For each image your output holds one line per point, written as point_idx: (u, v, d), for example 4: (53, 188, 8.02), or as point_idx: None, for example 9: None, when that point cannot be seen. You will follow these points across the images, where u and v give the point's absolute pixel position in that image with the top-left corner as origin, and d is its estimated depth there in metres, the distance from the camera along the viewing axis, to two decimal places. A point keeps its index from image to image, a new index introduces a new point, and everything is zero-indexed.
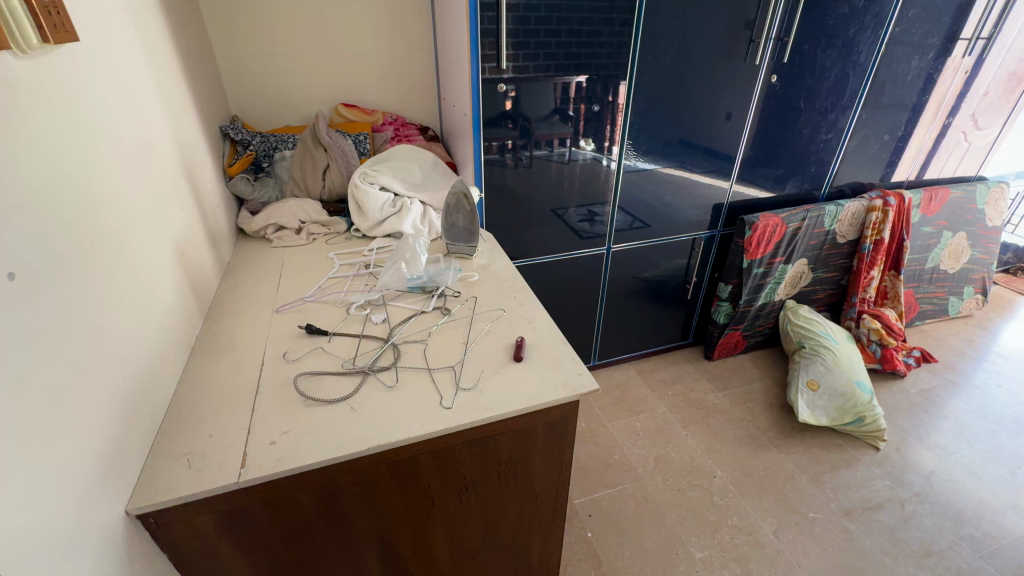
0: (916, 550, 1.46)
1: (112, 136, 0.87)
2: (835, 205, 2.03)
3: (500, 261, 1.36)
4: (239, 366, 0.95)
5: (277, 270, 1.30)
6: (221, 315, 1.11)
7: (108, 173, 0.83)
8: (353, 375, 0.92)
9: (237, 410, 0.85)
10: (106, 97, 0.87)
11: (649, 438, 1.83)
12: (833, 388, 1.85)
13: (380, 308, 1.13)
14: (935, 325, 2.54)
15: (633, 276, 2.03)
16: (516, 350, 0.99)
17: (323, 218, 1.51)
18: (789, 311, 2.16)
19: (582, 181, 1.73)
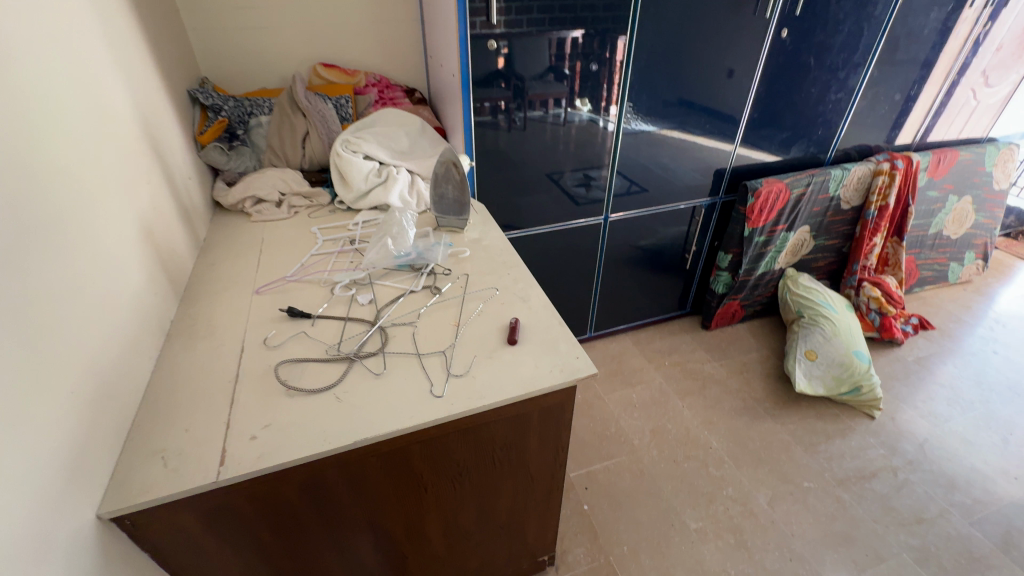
0: (907, 518, 1.48)
1: (60, 104, 0.78)
2: (841, 169, 1.95)
3: (493, 235, 1.29)
4: (217, 353, 0.90)
5: (257, 248, 1.23)
6: (198, 297, 1.05)
7: (60, 146, 0.75)
8: (338, 362, 0.87)
9: (215, 402, 0.80)
10: (49, 59, 0.77)
11: (645, 410, 1.83)
12: (831, 358, 1.83)
13: (366, 288, 1.07)
14: (934, 291, 2.52)
15: (630, 245, 1.97)
16: (511, 332, 0.94)
17: (305, 189, 1.42)
18: (789, 279, 2.12)
19: (578, 144, 1.64)
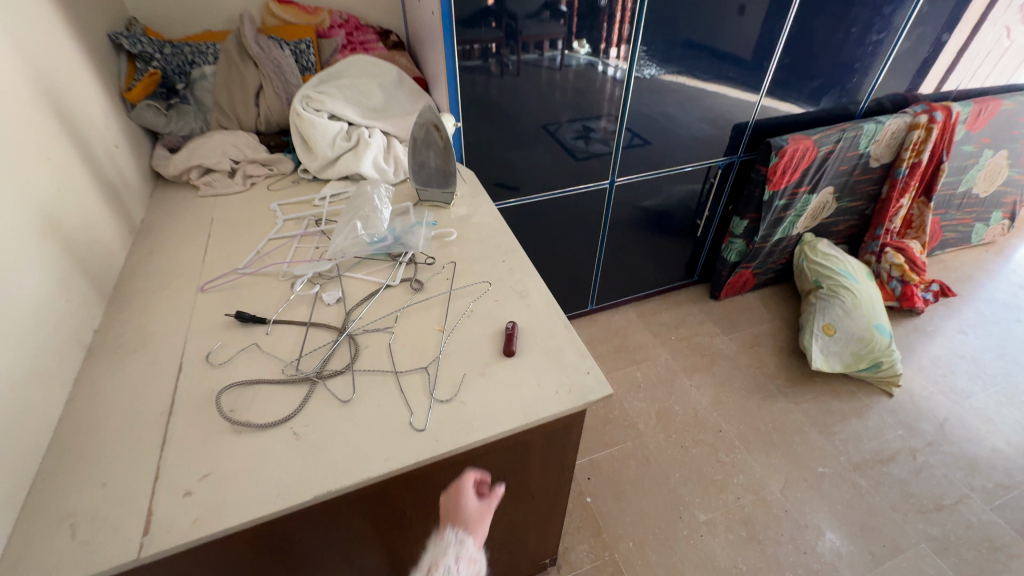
0: (926, 505, 1.40)
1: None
2: (874, 122, 1.73)
3: (483, 210, 1.10)
4: (149, 373, 0.74)
5: (204, 230, 1.04)
6: (129, 296, 0.87)
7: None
8: (297, 384, 0.72)
9: (143, 443, 0.65)
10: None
11: (651, 390, 1.71)
12: (851, 333, 1.71)
13: (334, 283, 0.90)
14: (954, 254, 2.37)
15: (633, 206, 1.76)
16: (507, 341, 0.78)
17: (263, 155, 1.20)
18: (806, 246, 1.96)
19: (575, 91, 1.40)
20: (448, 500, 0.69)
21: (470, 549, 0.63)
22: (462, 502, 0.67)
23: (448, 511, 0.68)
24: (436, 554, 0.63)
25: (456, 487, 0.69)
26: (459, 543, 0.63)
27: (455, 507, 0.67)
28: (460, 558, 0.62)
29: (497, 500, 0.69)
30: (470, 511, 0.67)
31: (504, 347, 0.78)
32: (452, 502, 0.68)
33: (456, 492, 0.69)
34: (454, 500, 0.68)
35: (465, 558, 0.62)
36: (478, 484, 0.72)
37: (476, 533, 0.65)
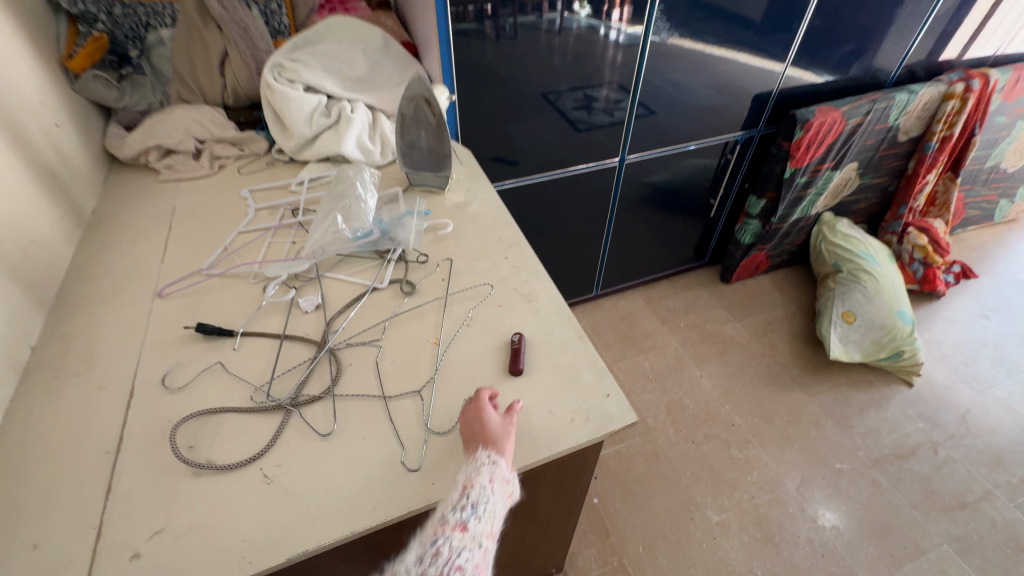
0: (949, 503, 1.34)
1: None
2: (907, 92, 1.59)
3: (482, 197, 0.98)
4: (94, 402, 0.63)
5: (165, 222, 0.91)
6: (76, 303, 0.76)
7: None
8: (269, 414, 0.61)
9: (83, 492, 0.54)
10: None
11: (660, 382, 1.63)
12: (872, 321, 1.61)
13: (312, 286, 0.78)
14: (976, 232, 2.26)
15: (636, 180, 1.61)
16: (512, 358, 0.67)
17: (231, 134, 1.06)
18: (825, 226, 1.84)
19: (576, 57, 1.25)
20: (468, 414, 0.59)
21: (504, 470, 0.53)
22: (486, 418, 0.57)
23: (468, 424, 0.58)
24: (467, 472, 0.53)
25: (475, 400, 0.59)
26: (493, 463, 0.53)
27: (477, 421, 0.57)
28: (494, 478, 0.52)
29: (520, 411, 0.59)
30: (495, 426, 0.57)
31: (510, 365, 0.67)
32: (472, 416, 0.58)
33: (476, 406, 0.59)
34: (474, 415, 0.58)
35: (499, 479, 0.53)
36: (494, 396, 0.62)
37: (508, 450, 0.56)
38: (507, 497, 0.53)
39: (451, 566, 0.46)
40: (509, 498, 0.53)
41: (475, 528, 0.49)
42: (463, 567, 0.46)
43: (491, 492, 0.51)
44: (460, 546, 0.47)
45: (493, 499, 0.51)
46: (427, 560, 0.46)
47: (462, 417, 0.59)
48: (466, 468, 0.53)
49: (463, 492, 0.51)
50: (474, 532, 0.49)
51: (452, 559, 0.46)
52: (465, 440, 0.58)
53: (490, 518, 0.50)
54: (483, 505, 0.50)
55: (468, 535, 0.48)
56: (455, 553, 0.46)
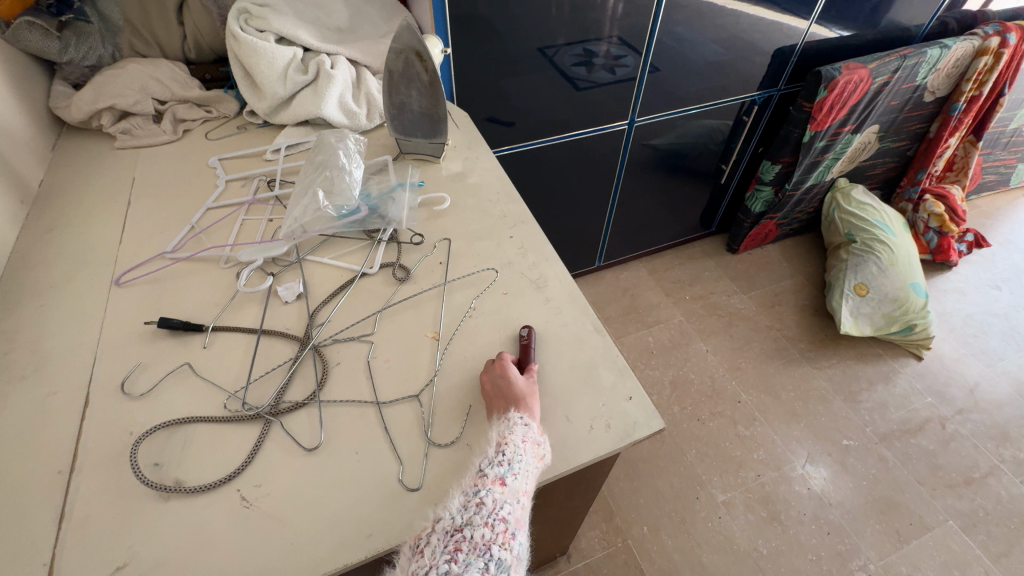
0: (955, 478, 1.32)
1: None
2: (940, 46, 1.46)
3: (482, 166, 0.87)
4: (42, 411, 0.55)
5: (123, 196, 0.80)
6: (20, 293, 0.66)
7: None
8: (244, 424, 0.54)
9: (30, 522, 0.47)
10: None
11: (664, 357, 1.57)
12: (885, 293, 1.55)
13: (292, 272, 0.69)
14: (989, 197, 2.18)
15: (642, 144, 1.50)
16: (521, 355, 0.59)
17: (196, 94, 0.94)
18: (839, 193, 1.76)
19: (577, 5, 1.11)
20: (488, 373, 0.56)
21: (537, 431, 0.51)
22: (512, 377, 0.54)
23: (490, 383, 0.55)
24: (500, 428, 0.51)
25: (496, 361, 0.56)
26: (525, 424, 0.51)
27: (502, 379, 0.54)
28: (528, 437, 0.50)
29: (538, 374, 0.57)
30: (522, 385, 0.54)
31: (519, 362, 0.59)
32: (496, 375, 0.55)
33: (498, 366, 0.56)
34: (496, 373, 0.55)
35: (532, 439, 0.50)
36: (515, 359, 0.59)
37: (537, 409, 0.53)
38: (541, 457, 0.50)
39: (494, 518, 0.45)
40: (544, 460, 0.50)
41: (514, 484, 0.47)
42: (507, 518, 0.46)
43: (526, 451, 0.49)
44: (502, 498, 0.46)
45: (529, 456, 0.49)
46: (470, 508, 0.46)
47: (482, 377, 0.56)
48: (496, 425, 0.51)
49: (499, 445, 0.49)
50: (513, 487, 0.47)
51: (496, 511, 0.45)
52: (488, 401, 0.55)
53: (527, 475, 0.48)
54: (519, 462, 0.48)
55: (508, 488, 0.47)
56: (498, 504, 0.46)
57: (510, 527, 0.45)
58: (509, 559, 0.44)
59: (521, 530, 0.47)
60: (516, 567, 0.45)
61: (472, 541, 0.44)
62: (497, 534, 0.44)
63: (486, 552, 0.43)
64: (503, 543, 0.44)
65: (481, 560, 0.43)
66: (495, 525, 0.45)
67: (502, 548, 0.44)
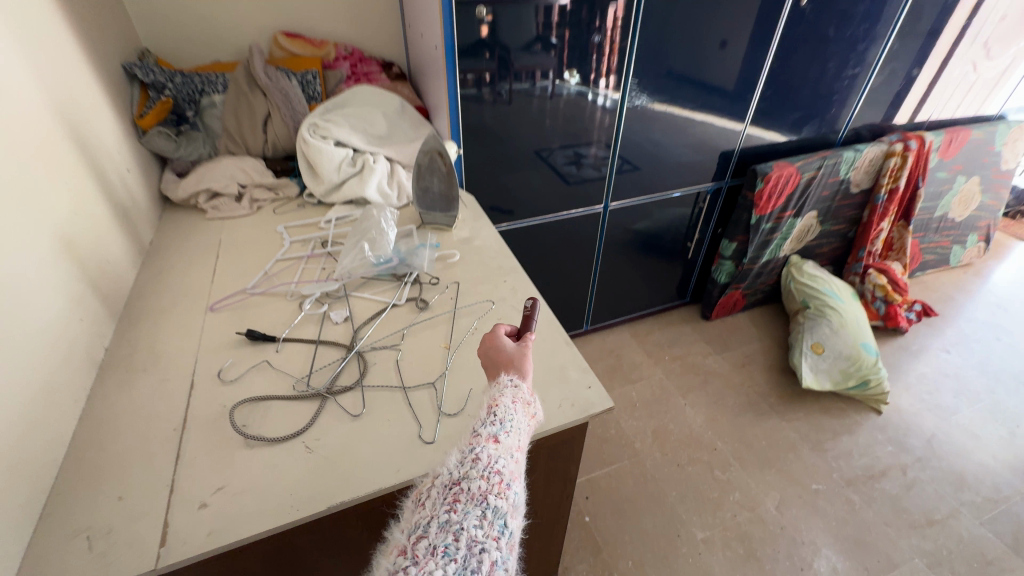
0: (918, 520, 1.43)
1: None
2: (853, 149, 1.83)
3: (485, 233, 1.14)
4: (162, 391, 0.75)
5: (212, 252, 1.06)
6: (139, 315, 0.89)
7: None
8: (308, 401, 0.74)
9: (155, 460, 0.66)
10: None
11: (646, 409, 1.74)
12: (838, 351, 1.76)
13: (341, 303, 0.93)
14: (935, 274, 2.46)
15: (624, 229, 1.82)
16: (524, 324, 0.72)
17: (270, 181, 1.24)
18: (793, 267, 2.03)
19: (567, 120, 1.47)
20: (483, 346, 0.71)
21: (525, 392, 0.63)
22: (500, 346, 0.68)
23: (485, 354, 0.70)
24: (492, 398, 0.62)
25: (487, 334, 0.71)
26: (515, 384, 0.64)
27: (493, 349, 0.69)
28: (517, 397, 0.62)
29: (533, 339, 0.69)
30: (511, 350, 0.67)
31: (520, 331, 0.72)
32: (489, 347, 0.69)
33: (489, 338, 0.71)
34: (487, 345, 0.70)
35: (522, 398, 0.63)
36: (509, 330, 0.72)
37: (527, 369, 0.64)
38: (532, 416, 0.61)
39: (489, 471, 0.52)
40: (534, 419, 0.61)
41: (505, 441, 0.56)
42: (500, 471, 0.53)
43: (514, 411, 0.59)
44: (495, 453, 0.54)
45: (518, 416, 0.60)
46: (467, 464, 0.53)
47: (478, 350, 0.71)
48: (490, 389, 0.64)
49: (491, 412, 0.59)
50: (505, 444, 0.56)
51: (490, 464, 0.53)
52: (488, 369, 0.70)
53: (517, 433, 0.57)
54: (509, 421, 0.58)
55: (500, 445, 0.56)
56: (492, 458, 0.54)
57: (504, 479, 0.52)
58: (504, 506, 0.50)
59: (516, 482, 0.54)
60: (513, 514, 0.51)
61: (469, 493, 0.50)
62: (492, 485, 0.51)
63: (483, 501, 0.50)
64: (498, 492, 0.51)
65: (478, 508, 0.49)
66: (490, 477, 0.52)
67: (496, 497, 0.51)
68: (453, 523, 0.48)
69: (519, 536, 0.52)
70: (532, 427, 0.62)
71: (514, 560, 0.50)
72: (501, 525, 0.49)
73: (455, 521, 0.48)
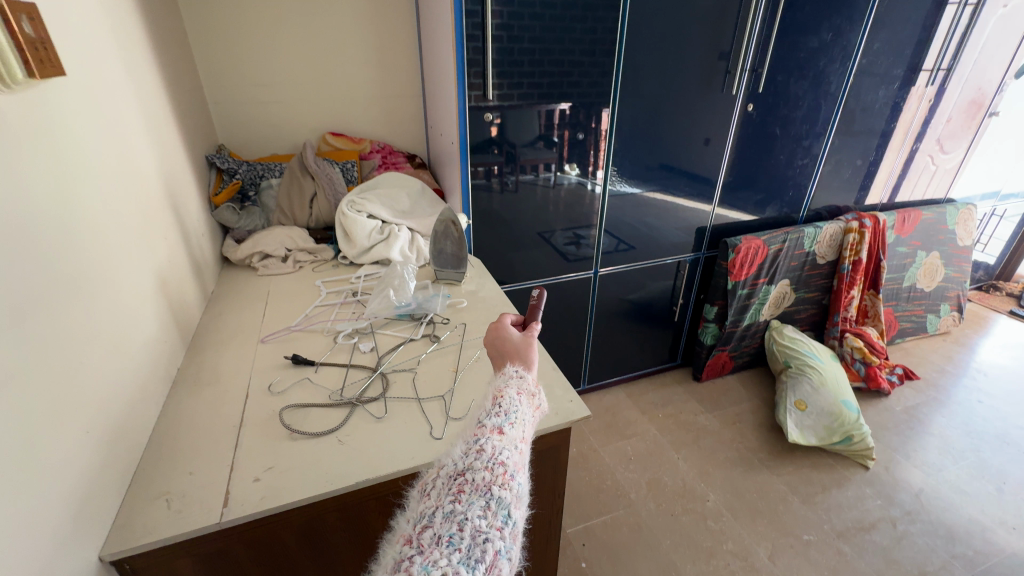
0: (910, 571, 1.45)
1: (97, 150, 0.83)
2: (813, 226, 2.10)
3: (489, 287, 1.36)
4: (224, 399, 0.92)
5: (262, 299, 1.28)
6: (204, 345, 1.09)
7: (92, 188, 0.80)
8: (341, 407, 0.91)
9: (219, 447, 0.82)
10: (91, 113, 0.84)
11: (641, 462, 1.82)
12: (821, 408, 1.88)
13: (368, 337, 1.12)
14: (915, 342, 2.61)
15: (619, 297, 2.05)
16: (529, 315, 0.82)
17: (311, 245, 1.49)
18: (774, 331, 2.21)
19: (567, 204, 1.76)
20: (490, 336, 0.78)
21: (530, 385, 0.65)
22: (507, 337, 0.75)
23: (493, 343, 0.76)
24: (497, 390, 0.63)
25: (495, 324, 0.78)
26: (520, 375, 0.66)
27: (501, 338, 0.75)
28: (522, 390, 0.63)
29: (539, 330, 0.76)
30: (517, 340, 0.74)
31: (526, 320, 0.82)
32: (497, 339, 0.76)
33: (496, 327, 0.78)
34: (495, 334, 0.77)
35: (527, 390, 0.64)
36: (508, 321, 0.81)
37: (531, 360, 0.71)
38: (536, 407, 0.63)
39: (494, 462, 0.51)
40: (537, 410, 0.63)
41: (510, 433, 0.55)
42: (505, 462, 0.51)
43: (519, 404, 0.60)
44: (499, 444, 0.53)
45: (522, 407, 0.60)
46: (471, 455, 0.52)
47: (485, 341, 0.77)
48: (496, 381, 0.65)
49: (496, 405, 0.59)
50: (509, 436, 0.55)
51: (494, 456, 0.51)
52: (494, 358, 0.75)
53: (521, 426, 0.57)
54: (514, 414, 0.58)
55: (505, 437, 0.55)
56: (497, 450, 0.52)
57: (509, 470, 0.51)
58: (509, 497, 0.48)
59: (520, 473, 0.52)
60: (516, 504, 0.49)
61: (474, 483, 0.49)
62: (496, 476, 0.49)
63: (487, 492, 0.48)
64: (503, 483, 0.49)
65: (483, 499, 0.47)
66: (494, 468, 0.50)
67: (501, 488, 0.49)
68: (457, 513, 0.46)
69: (522, 528, 0.50)
70: (536, 418, 0.62)
71: (518, 552, 0.48)
72: (506, 516, 0.47)
73: (460, 512, 0.46)
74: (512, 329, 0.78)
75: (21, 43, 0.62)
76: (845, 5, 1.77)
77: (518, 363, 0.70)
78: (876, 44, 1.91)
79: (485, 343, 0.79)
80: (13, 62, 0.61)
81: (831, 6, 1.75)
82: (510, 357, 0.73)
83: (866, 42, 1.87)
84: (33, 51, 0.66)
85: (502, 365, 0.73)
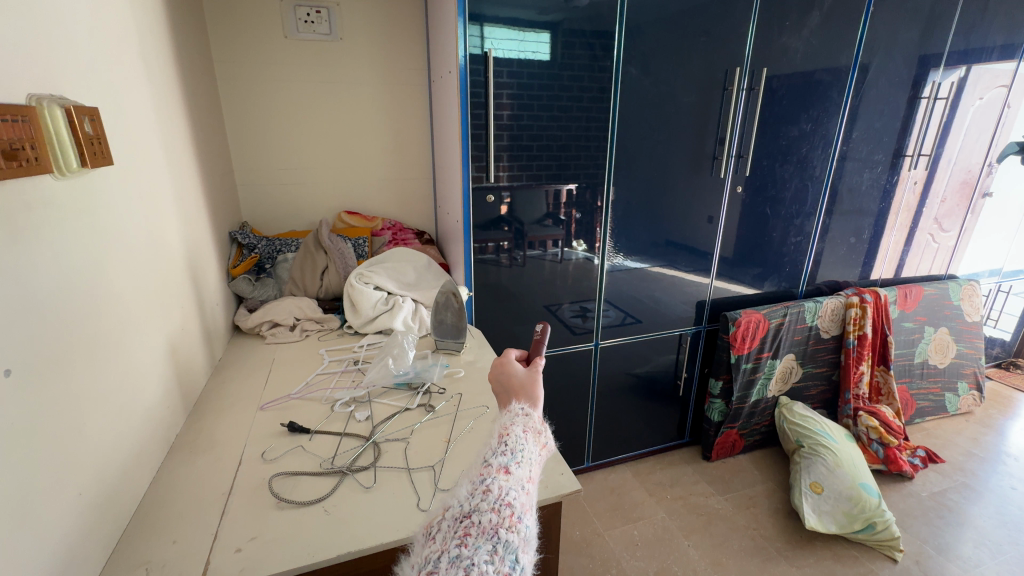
0: None
1: (131, 228, 0.93)
2: (813, 301, 2.13)
3: (487, 357, 1.39)
4: (216, 466, 0.93)
5: (266, 366, 1.32)
6: (205, 412, 1.11)
7: (121, 260, 0.87)
8: (331, 476, 0.91)
9: (204, 515, 0.81)
10: (129, 196, 0.94)
11: (649, 549, 1.72)
12: (838, 492, 1.78)
13: (365, 405, 1.14)
14: (936, 421, 2.51)
15: (623, 371, 2.04)
16: (534, 349, 0.79)
17: (318, 314, 1.55)
18: (784, 408, 2.16)
19: (573, 279, 1.83)
20: (493, 370, 0.75)
21: (536, 422, 0.64)
22: (512, 371, 0.72)
23: (498, 378, 0.74)
24: (503, 427, 0.62)
25: (500, 359, 0.76)
26: (526, 413, 0.65)
27: (506, 373, 0.73)
28: (528, 427, 0.62)
29: (544, 364, 0.74)
30: (522, 375, 0.71)
31: (530, 355, 0.79)
32: (503, 374, 0.73)
33: (501, 362, 0.75)
34: (501, 370, 0.74)
35: (532, 428, 0.63)
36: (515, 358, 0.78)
37: (538, 398, 0.68)
38: (541, 445, 0.63)
39: (500, 503, 0.50)
40: (542, 448, 0.63)
41: (517, 472, 0.55)
42: (512, 503, 0.51)
43: (527, 442, 0.60)
44: (506, 485, 0.52)
45: (528, 445, 0.60)
46: (478, 496, 0.51)
47: (490, 375, 0.74)
48: (502, 418, 0.64)
49: (502, 442, 0.58)
50: (516, 476, 0.55)
51: (501, 496, 0.51)
52: (500, 394, 0.73)
53: (527, 465, 0.57)
54: (521, 453, 0.58)
55: (512, 476, 0.54)
56: (504, 491, 0.52)
57: (515, 512, 0.50)
58: (516, 541, 0.48)
59: (528, 515, 0.52)
60: (524, 548, 0.49)
61: (480, 526, 0.48)
62: (503, 518, 0.49)
63: (494, 536, 0.48)
64: (510, 525, 0.49)
65: (489, 543, 0.47)
66: (501, 510, 0.50)
67: (508, 531, 0.49)
68: (464, 558, 0.46)
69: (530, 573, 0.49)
70: (542, 456, 0.62)
71: None
72: (513, 561, 0.47)
73: (465, 557, 0.46)
74: (517, 363, 0.76)
75: (78, 139, 0.73)
76: (819, 100, 1.93)
77: (523, 401, 0.68)
78: (855, 133, 2.05)
79: (490, 379, 0.75)
80: (69, 156, 0.70)
81: (807, 101, 1.91)
82: (516, 394, 0.70)
83: (844, 131, 2.02)
84: (88, 145, 0.76)
85: (507, 402, 0.71)
